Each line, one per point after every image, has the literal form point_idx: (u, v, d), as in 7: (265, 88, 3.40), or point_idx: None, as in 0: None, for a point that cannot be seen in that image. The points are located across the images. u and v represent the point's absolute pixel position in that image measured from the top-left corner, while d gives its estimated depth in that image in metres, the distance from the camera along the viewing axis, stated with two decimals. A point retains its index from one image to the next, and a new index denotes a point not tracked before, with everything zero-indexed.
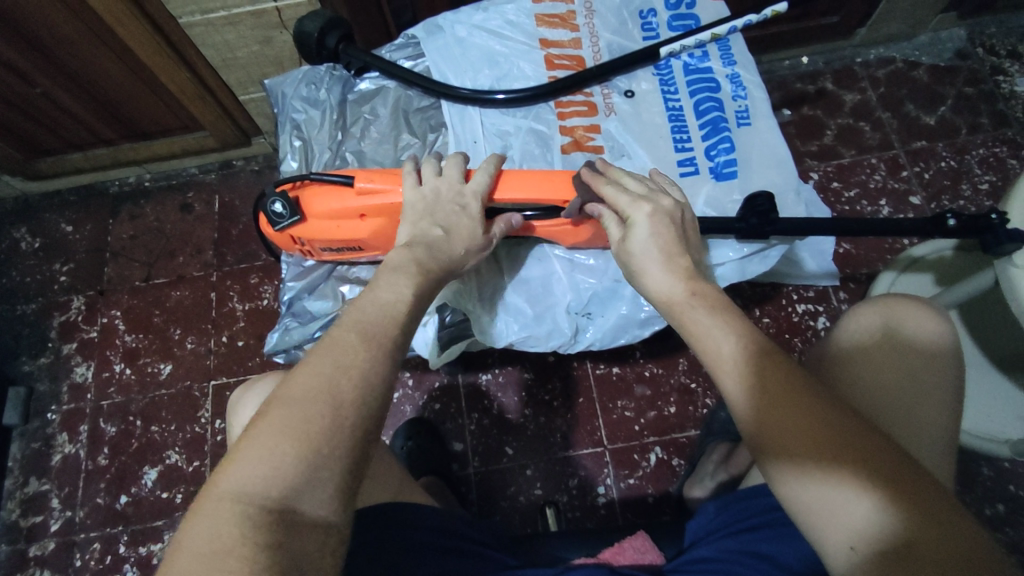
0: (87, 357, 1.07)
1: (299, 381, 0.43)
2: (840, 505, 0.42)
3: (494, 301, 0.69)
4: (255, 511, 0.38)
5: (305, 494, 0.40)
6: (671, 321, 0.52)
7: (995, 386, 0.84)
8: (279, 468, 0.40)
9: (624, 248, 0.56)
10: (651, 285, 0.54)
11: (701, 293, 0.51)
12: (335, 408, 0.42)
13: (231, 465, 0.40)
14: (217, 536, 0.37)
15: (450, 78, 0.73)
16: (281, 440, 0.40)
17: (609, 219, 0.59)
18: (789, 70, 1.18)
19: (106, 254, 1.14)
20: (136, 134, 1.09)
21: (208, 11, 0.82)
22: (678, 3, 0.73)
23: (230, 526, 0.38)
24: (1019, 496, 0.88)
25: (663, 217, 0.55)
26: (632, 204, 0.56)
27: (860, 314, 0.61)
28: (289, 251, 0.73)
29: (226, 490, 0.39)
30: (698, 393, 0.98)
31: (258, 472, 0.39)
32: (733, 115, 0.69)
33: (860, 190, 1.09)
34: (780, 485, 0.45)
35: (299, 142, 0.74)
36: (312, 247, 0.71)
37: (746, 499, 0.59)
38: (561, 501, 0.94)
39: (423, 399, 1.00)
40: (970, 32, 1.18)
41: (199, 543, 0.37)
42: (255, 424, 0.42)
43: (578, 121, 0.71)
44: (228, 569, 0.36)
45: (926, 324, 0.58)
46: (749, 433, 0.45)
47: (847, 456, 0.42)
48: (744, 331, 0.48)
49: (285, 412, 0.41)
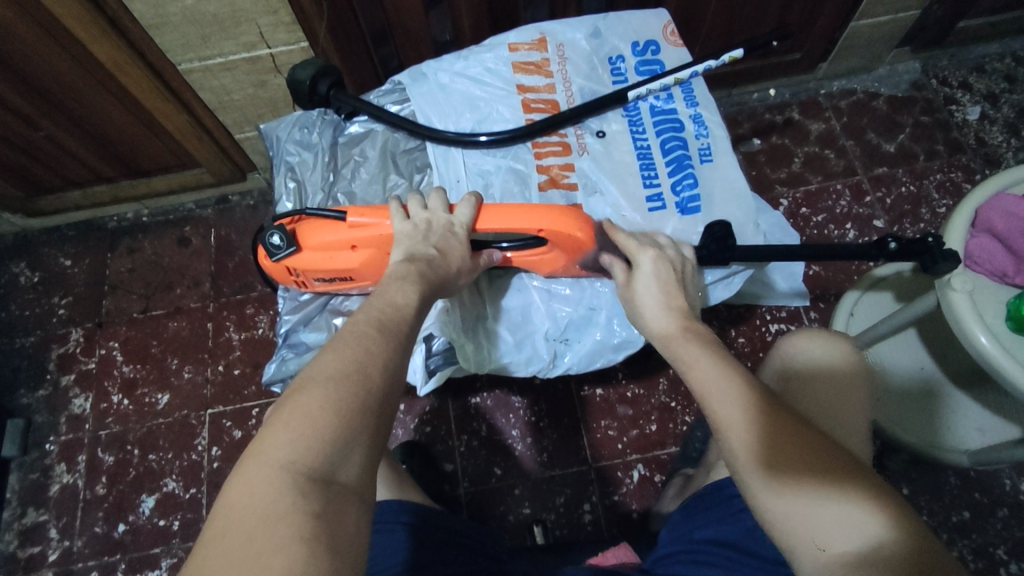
0: (86, 388, 1.10)
1: (329, 362, 0.45)
2: (830, 519, 0.44)
3: (476, 331, 0.73)
4: (296, 477, 0.39)
5: (342, 463, 0.41)
6: (663, 352, 0.56)
7: (958, 402, 0.89)
8: (318, 439, 0.41)
9: (630, 287, 0.61)
10: (650, 320, 0.59)
11: (692, 328, 0.56)
12: (365, 383, 0.44)
13: (272, 438, 0.41)
14: (264, 504, 0.38)
15: (435, 122, 0.78)
16: (319, 411, 0.42)
17: (618, 265, 0.65)
18: (758, 102, 1.25)
19: (105, 287, 1.18)
20: (135, 172, 1.14)
21: (206, 58, 0.88)
22: (644, 50, 0.79)
23: (276, 494, 0.38)
24: (983, 502, 0.93)
25: (665, 263, 0.62)
26: (640, 248, 0.63)
27: (812, 342, 0.72)
28: (285, 282, 0.77)
29: (269, 461, 0.40)
30: (678, 410, 1.02)
31: (297, 444, 0.41)
32: (697, 152, 0.75)
33: (828, 215, 1.15)
34: (769, 507, 0.46)
35: (293, 183, 0.79)
36: (306, 278, 0.75)
37: (714, 493, 0.65)
38: (549, 519, 0.97)
39: (414, 422, 1.03)
40: (924, 65, 1.26)
41: (244, 512, 0.38)
42: (287, 403, 0.43)
43: (553, 161, 0.76)
44: (276, 533, 0.37)
45: (851, 354, 0.71)
46: (733, 450, 0.48)
47: (835, 471, 0.46)
48: (730, 361, 0.52)
49: (321, 386, 0.43)
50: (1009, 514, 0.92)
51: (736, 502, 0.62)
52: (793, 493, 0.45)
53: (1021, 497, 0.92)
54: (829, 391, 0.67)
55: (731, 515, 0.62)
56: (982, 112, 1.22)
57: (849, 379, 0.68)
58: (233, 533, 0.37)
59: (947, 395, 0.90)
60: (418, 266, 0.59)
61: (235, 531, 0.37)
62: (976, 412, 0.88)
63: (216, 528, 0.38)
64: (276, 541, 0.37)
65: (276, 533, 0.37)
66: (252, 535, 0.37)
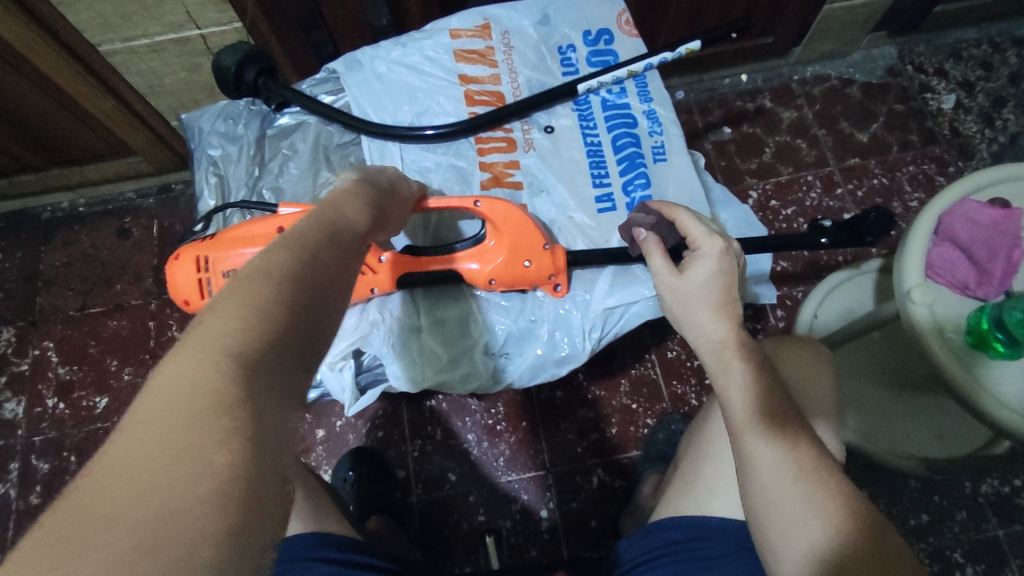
0: (18, 391, 1.04)
1: (276, 257, 0.39)
2: (805, 530, 0.45)
3: (407, 345, 0.67)
4: (238, 367, 0.33)
5: (285, 364, 0.36)
6: (706, 360, 0.53)
7: (919, 409, 0.85)
8: (265, 333, 0.35)
9: (681, 280, 0.55)
10: (693, 324, 0.54)
11: (746, 339, 0.52)
12: (310, 284, 0.39)
13: (218, 319, 0.34)
14: (207, 392, 0.32)
15: (370, 114, 0.72)
16: (268, 300, 0.36)
17: (653, 249, 0.57)
18: (730, 88, 1.20)
19: (38, 283, 1.11)
20: (65, 160, 1.06)
21: (129, 39, 0.81)
22: (597, 39, 0.74)
23: (214, 381, 0.32)
24: (943, 506, 0.91)
25: (732, 258, 0.55)
26: (704, 236, 0.55)
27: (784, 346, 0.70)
28: (189, 286, 0.67)
29: (212, 342, 0.33)
30: (640, 412, 0.99)
31: (242, 334, 0.34)
32: (650, 151, 0.70)
33: (797, 208, 1.11)
34: (754, 500, 0.49)
35: (215, 178, 0.73)
36: (214, 269, 0.66)
37: (649, 533, 0.63)
38: (504, 527, 0.94)
39: (366, 427, 0.99)
40: (900, 50, 1.21)
41: (180, 396, 0.31)
42: (233, 290, 0.36)
43: (497, 157, 0.71)
44: (212, 429, 0.31)
45: (796, 351, 0.69)
46: (746, 453, 0.49)
47: (825, 484, 0.46)
48: (767, 390, 0.51)
49: (274, 280, 0.37)
50: (967, 518, 0.90)
51: (676, 549, 0.60)
52: (780, 494, 0.47)
53: (979, 499, 0.91)
54: (800, 389, 0.66)
55: (668, 562, 0.59)
56: (957, 101, 1.19)
57: (815, 366, 0.67)
58: (168, 419, 0.30)
59: (904, 402, 0.86)
60: (371, 184, 0.52)
61: (167, 418, 0.31)
62: (934, 422, 0.84)
63: (150, 411, 0.31)
64: (215, 435, 0.31)
65: (218, 426, 0.31)
66: (187, 424, 0.30)
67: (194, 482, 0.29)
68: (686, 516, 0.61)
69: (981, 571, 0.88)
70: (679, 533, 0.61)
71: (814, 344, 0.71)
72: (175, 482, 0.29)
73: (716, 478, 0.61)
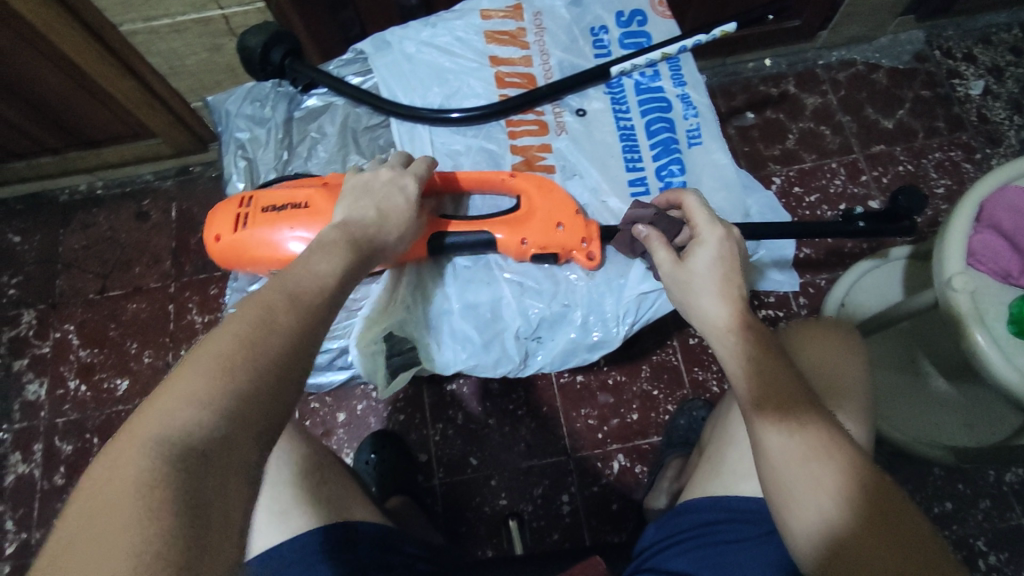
0: (40, 373, 1.05)
1: (233, 326, 0.42)
2: (812, 504, 0.45)
3: (439, 329, 0.68)
4: (184, 435, 0.35)
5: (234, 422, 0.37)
6: (714, 345, 0.53)
7: (943, 394, 0.85)
8: (213, 397, 0.37)
9: (684, 268, 0.55)
10: (698, 311, 0.54)
11: (750, 322, 0.52)
12: (267, 347, 0.41)
13: (169, 389, 0.37)
14: (148, 458, 0.33)
15: (400, 96, 0.72)
16: (220, 365, 0.38)
17: (655, 242, 0.58)
18: (753, 72, 1.18)
19: (58, 266, 1.11)
20: (83, 143, 1.06)
21: (151, 18, 0.80)
22: (630, 20, 0.72)
23: (156, 450, 0.34)
24: (966, 494, 0.91)
25: (731, 244, 0.55)
26: (707, 225, 0.55)
27: (813, 331, 0.69)
28: (224, 222, 0.67)
29: (159, 413, 0.35)
30: (661, 399, 0.99)
31: (191, 400, 0.36)
32: (684, 135, 0.69)
33: (821, 195, 1.10)
34: (766, 475, 0.48)
35: (244, 162, 0.73)
36: (255, 205, 0.67)
37: (679, 515, 0.62)
38: (526, 511, 0.94)
39: (387, 410, 1.00)
40: (928, 35, 1.19)
41: (127, 462, 0.33)
42: (190, 360, 0.39)
43: (529, 141, 0.70)
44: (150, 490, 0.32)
45: (829, 339, 0.68)
46: (756, 429, 0.48)
47: (835, 460, 0.45)
48: (772, 363, 0.49)
49: (229, 348, 0.40)
50: (990, 506, 0.90)
51: (706, 531, 0.59)
52: (788, 470, 0.46)
53: (1003, 488, 0.91)
54: (831, 375, 0.65)
55: (696, 544, 0.58)
56: (986, 87, 1.16)
57: (846, 354, 0.67)
58: (112, 484, 0.32)
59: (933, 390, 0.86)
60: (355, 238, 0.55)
61: (112, 483, 0.32)
62: (960, 411, 0.84)
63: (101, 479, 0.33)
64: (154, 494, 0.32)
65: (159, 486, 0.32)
66: (128, 487, 0.32)
67: (128, 538, 0.30)
68: (715, 498, 0.61)
69: (1003, 560, 0.88)
70: (710, 515, 0.60)
71: (847, 330, 0.70)
72: (112, 541, 0.30)
73: (743, 462, 0.61)
